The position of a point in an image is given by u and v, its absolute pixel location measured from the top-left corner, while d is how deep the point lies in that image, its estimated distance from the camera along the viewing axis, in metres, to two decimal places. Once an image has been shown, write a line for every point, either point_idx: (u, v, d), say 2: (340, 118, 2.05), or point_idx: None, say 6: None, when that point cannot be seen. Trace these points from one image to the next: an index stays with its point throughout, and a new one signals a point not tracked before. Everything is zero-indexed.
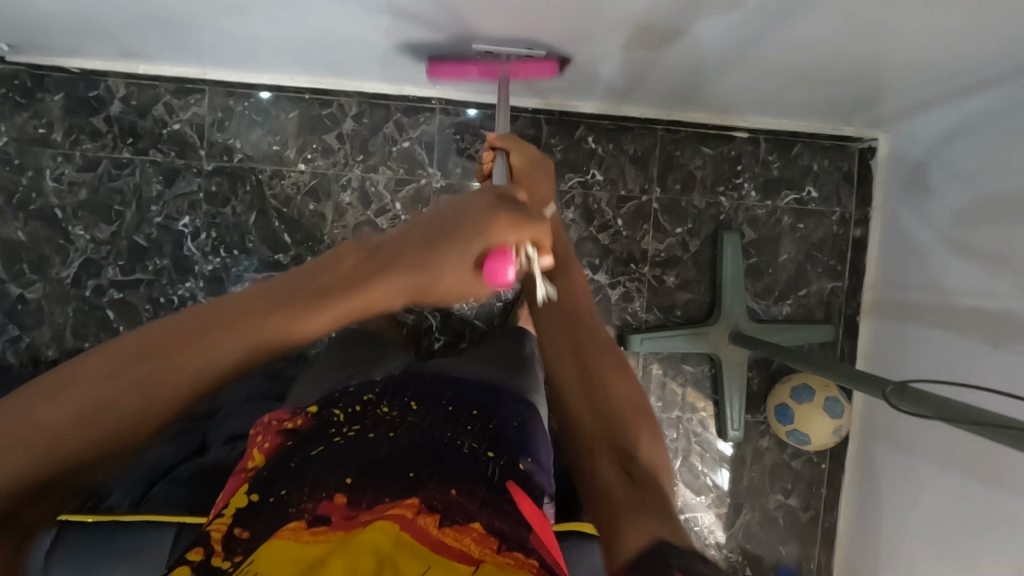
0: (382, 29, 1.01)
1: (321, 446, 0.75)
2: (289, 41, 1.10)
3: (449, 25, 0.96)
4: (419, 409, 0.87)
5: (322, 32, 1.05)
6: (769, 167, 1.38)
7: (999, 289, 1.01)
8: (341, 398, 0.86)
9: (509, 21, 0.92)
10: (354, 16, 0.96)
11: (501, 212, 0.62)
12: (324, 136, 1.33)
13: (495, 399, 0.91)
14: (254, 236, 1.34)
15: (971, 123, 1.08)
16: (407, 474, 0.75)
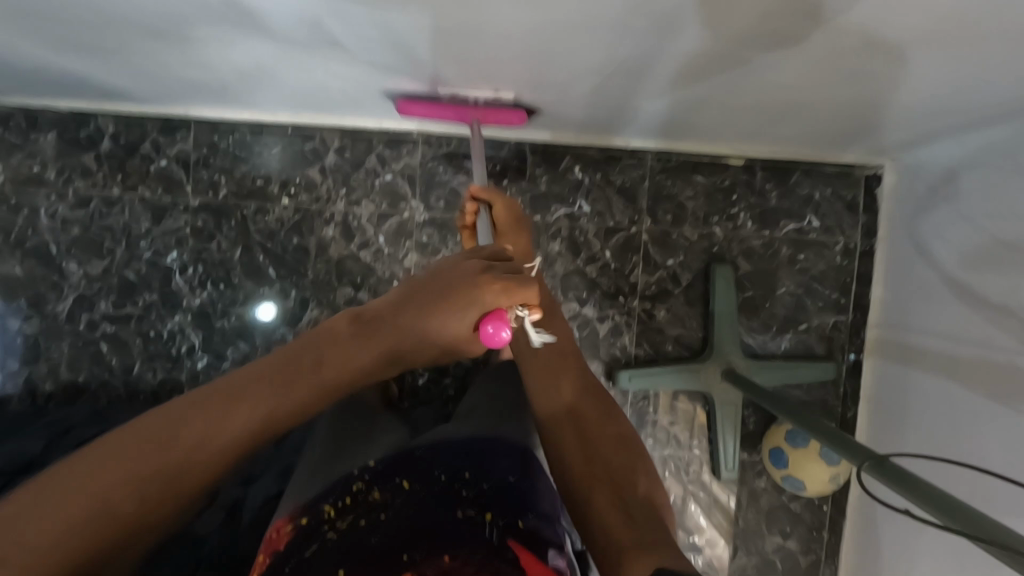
0: (347, 68, 1.00)
1: (313, 546, 0.69)
2: (261, 83, 1.09)
3: (414, 62, 0.94)
4: (412, 486, 0.79)
5: (292, 74, 1.05)
6: (766, 197, 1.31)
7: (1001, 340, 0.94)
8: (329, 490, 0.79)
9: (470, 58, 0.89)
10: (318, 59, 0.95)
11: (495, 279, 0.71)
12: (306, 171, 1.33)
13: (486, 458, 0.84)
14: (239, 270, 1.34)
15: (978, 159, 1.02)
16: (400, 557, 0.66)
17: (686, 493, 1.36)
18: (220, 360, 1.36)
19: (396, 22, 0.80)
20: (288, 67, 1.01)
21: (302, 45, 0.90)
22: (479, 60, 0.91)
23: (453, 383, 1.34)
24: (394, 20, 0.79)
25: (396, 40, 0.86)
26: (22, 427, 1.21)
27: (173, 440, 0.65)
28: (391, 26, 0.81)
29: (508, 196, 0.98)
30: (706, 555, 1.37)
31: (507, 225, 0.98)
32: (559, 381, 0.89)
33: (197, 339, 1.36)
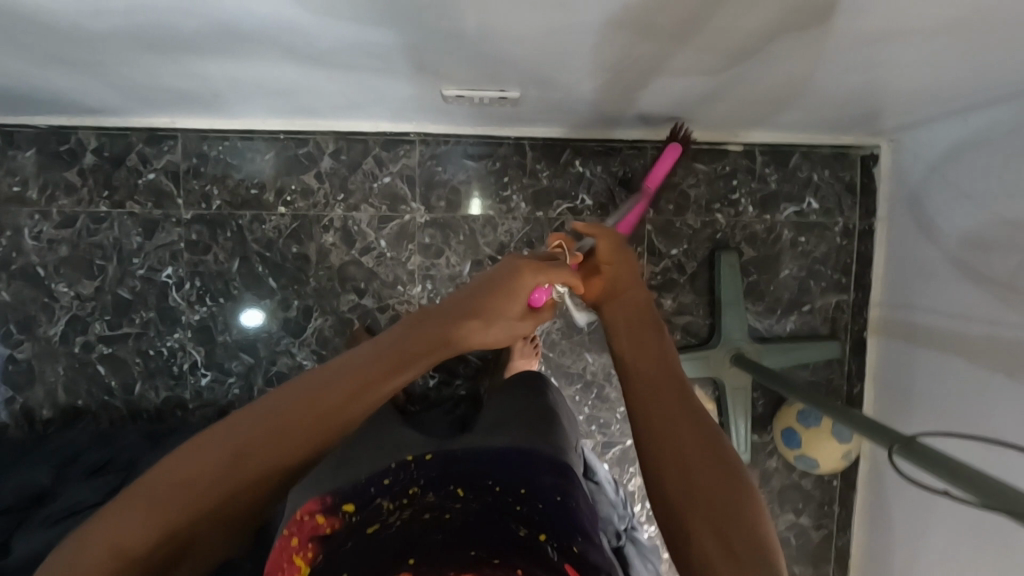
0: (345, 72, 0.97)
1: (374, 526, 0.76)
2: (255, 91, 1.06)
3: (415, 64, 0.92)
4: (465, 496, 0.79)
5: (287, 81, 1.02)
6: (766, 181, 1.32)
7: (1006, 317, 0.97)
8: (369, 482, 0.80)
9: (473, 57, 0.88)
10: (316, 64, 0.93)
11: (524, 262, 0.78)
12: (301, 177, 1.30)
13: (533, 474, 0.80)
14: (238, 282, 1.31)
15: (977, 140, 1.04)
16: (468, 552, 0.74)
17: None
18: (225, 375, 1.33)
19: (403, 24, 0.77)
20: (285, 73, 0.97)
21: (301, 51, 0.87)
22: (484, 59, 0.89)
23: (464, 384, 1.33)
24: (402, 21, 0.76)
25: (401, 43, 0.84)
26: (24, 456, 1.18)
27: (236, 440, 0.63)
28: (397, 28, 0.79)
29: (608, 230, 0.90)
30: None
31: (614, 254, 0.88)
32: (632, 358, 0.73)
33: (199, 355, 1.33)
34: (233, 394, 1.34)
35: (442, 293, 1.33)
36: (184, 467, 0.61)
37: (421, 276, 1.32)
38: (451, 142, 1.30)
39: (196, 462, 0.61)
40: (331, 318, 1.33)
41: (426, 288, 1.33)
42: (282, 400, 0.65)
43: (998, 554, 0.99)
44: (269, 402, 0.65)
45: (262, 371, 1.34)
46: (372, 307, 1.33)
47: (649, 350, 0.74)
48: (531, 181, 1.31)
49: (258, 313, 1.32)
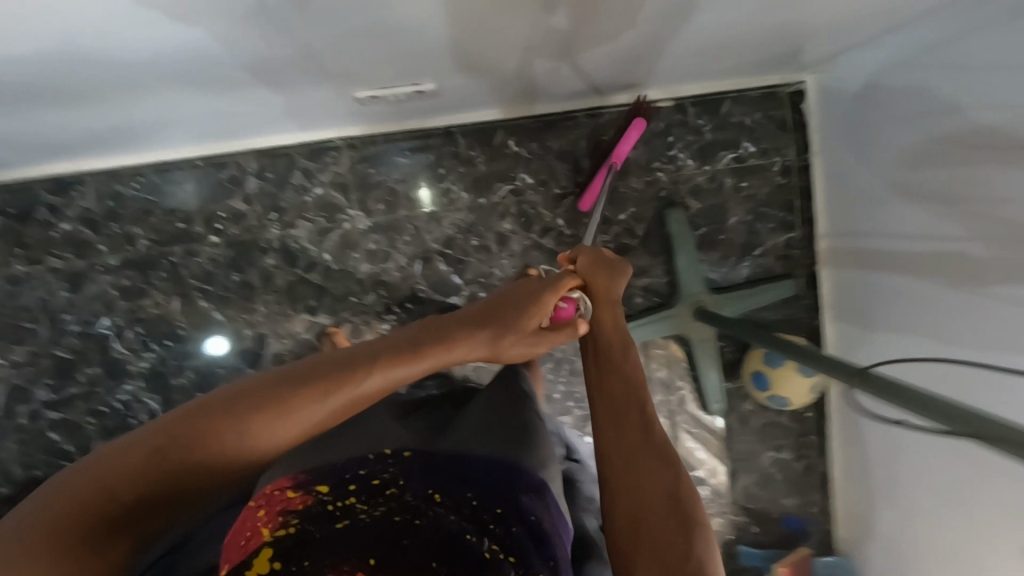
0: (249, 89, 0.91)
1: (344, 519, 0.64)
2: (156, 122, 0.99)
3: (321, 70, 0.87)
4: (445, 500, 0.68)
5: (189, 107, 0.95)
6: (701, 132, 1.32)
7: (947, 233, 0.97)
8: (343, 467, 0.71)
9: (377, 54, 0.84)
10: (215, 84, 0.87)
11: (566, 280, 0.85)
12: (228, 202, 1.23)
13: (512, 492, 0.71)
14: (182, 321, 1.25)
15: (898, 60, 1.03)
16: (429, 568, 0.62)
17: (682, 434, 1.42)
18: None
19: (291, 28, 0.72)
20: (183, 98, 0.90)
21: (196, 72, 0.81)
22: (389, 54, 0.84)
23: None
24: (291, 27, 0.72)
25: (299, 49, 0.79)
26: None
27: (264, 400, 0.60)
28: (290, 35, 0.74)
29: (590, 247, 0.92)
30: (711, 486, 1.44)
31: (595, 269, 0.89)
32: (620, 399, 0.75)
33: (156, 403, 1.27)
34: None
35: (397, 297, 1.29)
36: (230, 405, 0.59)
37: (372, 283, 1.29)
38: (379, 140, 1.25)
39: (221, 424, 0.59)
40: (289, 342, 1.28)
41: (380, 294, 1.29)
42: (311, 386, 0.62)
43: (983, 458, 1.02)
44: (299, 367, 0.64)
45: None
46: (328, 323, 1.29)
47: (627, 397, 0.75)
48: (468, 169, 1.28)
49: (223, 340, 1.26)
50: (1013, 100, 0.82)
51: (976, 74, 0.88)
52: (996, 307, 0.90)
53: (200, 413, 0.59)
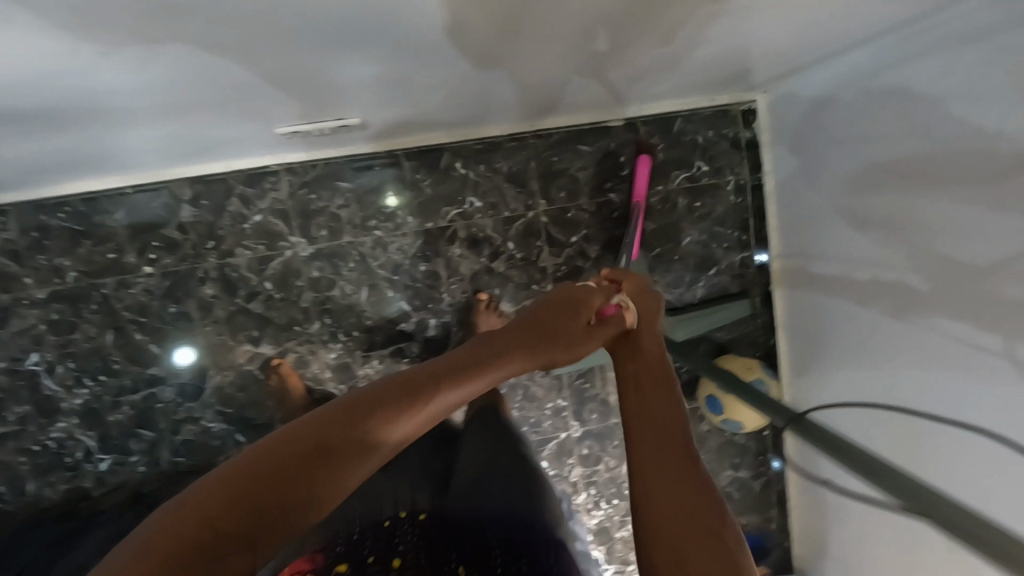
0: (166, 127, 0.87)
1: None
2: (73, 158, 0.94)
3: (240, 108, 0.83)
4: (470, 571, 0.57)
5: (103, 143, 0.91)
6: (653, 152, 1.29)
7: (892, 264, 0.97)
8: (364, 543, 0.59)
9: (297, 95, 0.80)
10: (125, 124, 0.82)
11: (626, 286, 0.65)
12: (162, 231, 1.18)
13: (529, 544, 0.63)
14: (117, 356, 1.20)
15: (842, 87, 1.02)
16: None
17: None
18: (126, 455, 1.23)
19: (198, 77, 0.68)
20: (98, 136, 0.86)
21: (99, 115, 0.76)
22: (308, 94, 0.80)
23: None
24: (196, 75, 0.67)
25: (215, 94, 0.75)
26: None
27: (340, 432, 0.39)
28: (197, 80, 0.69)
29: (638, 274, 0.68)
30: None
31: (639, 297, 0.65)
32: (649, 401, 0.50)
33: (92, 440, 1.22)
34: (139, 473, 1.24)
35: (344, 325, 1.26)
36: (324, 430, 0.39)
37: (317, 311, 1.25)
38: (320, 165, 1.21)
39: (262, 481, 0.36)
40: (231, 374, 1.24)
41: (326, 323, 1.25)
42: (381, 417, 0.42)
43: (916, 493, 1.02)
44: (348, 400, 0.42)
45: (167, 443, 1.24)
46: (271, 353, 1.25)
47: (662, 369, 0.54)
48: (414, 193, 1.24)
49: (192, 350, 1.22)
50: (952, 136, 0.82)
51: (915, 105, 0.88)
52: (934, 338, 0.91)
53: (255, 462, 0.37)
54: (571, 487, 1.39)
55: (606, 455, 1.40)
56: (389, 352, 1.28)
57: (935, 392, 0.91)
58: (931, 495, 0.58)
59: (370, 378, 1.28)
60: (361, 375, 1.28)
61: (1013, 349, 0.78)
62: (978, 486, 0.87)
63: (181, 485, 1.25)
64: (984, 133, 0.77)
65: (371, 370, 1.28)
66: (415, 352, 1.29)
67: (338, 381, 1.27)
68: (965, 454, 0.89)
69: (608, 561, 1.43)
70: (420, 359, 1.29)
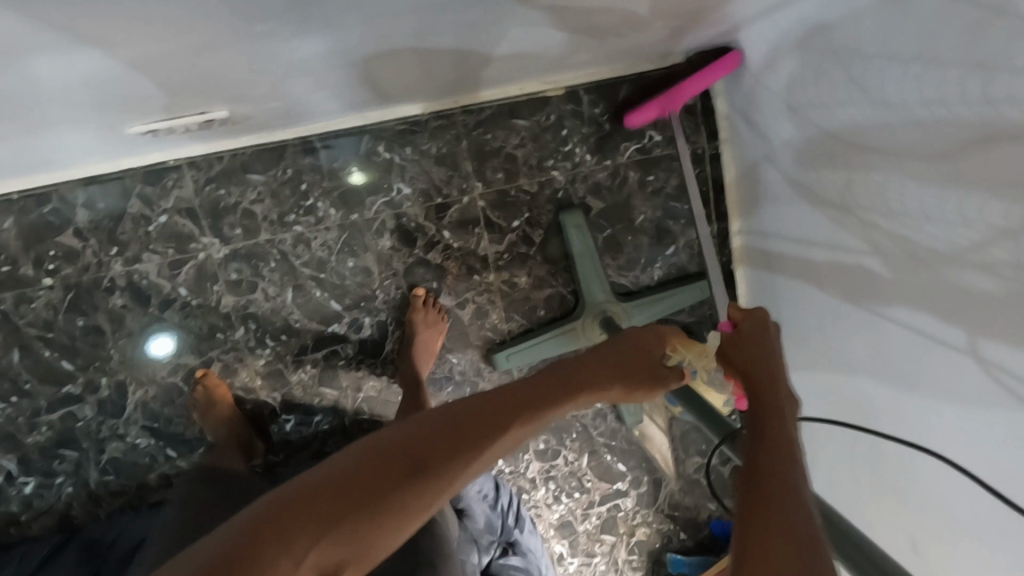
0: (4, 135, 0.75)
1: None
2: None
3: (86, 113, 0.71)
4: None
5: None
6: (598, 122, 1.17)
7: (851, 246, 0.86)
8: None
9: (142, 94, 0.68)
10: None
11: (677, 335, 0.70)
12: (58, 239, 1.08)
13: None
14: (27, 375, 1.12)
15: (791, 45, 0.90)
16: None
17: (599, 447, 1.34)
18: (51, 478, 1.16)
19: None
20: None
21: None
22: (158, 93, 0.68)
23: (324, 419, 1.22)
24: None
25: (33, 99, 0.63)
26: None
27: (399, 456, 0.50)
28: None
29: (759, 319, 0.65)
30: (633, 496, 1.37)
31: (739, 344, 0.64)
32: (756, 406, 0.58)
33: (13, 464, 1.15)
34: (67, 495, 1.17)
35: (271, 329, 1.17)
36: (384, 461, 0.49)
37: (240, 317, 1.15)
38: (227, 157, 1.09)
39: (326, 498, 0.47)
40: (153, 388, 1.16)
41: (250, 328, 1.16)
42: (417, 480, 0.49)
43: (869, 501, 0.94)
44: (389, 436, 0.51)
45: (93, 462, 1.17)
46: (195, 363, 1.16)
47: (774, 394, 0.59)
48: (335, 181, 1.12)
49: (173, 338, 1.15)
50: (906, 100, 0.71)
51: (868, 66, 0.75)
52: (894, 330, 0.81)
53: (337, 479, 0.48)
54: (529, 484, 1.32)
55: (565, 449, 1.32)
56: (322, 355, 1.19)
57: (899, 393, 0.82)
58: (891, 573, 0.49)
59: (304, 384, 1.20)
60: (295, 381, 1.19)
61: (977, 347, 0.69)
62: (941, 493, 0.80)
63: (112, 505, 1.19)
64: (944, 98, 0.66)
65: (305, 374, 1.20)
66: (351, 353, 1.20)
67: (271, 389, 1.19)
68: (930, 460, 0.80)
69: (573, 555, 1.38)
70: (356, 361, 1.21)
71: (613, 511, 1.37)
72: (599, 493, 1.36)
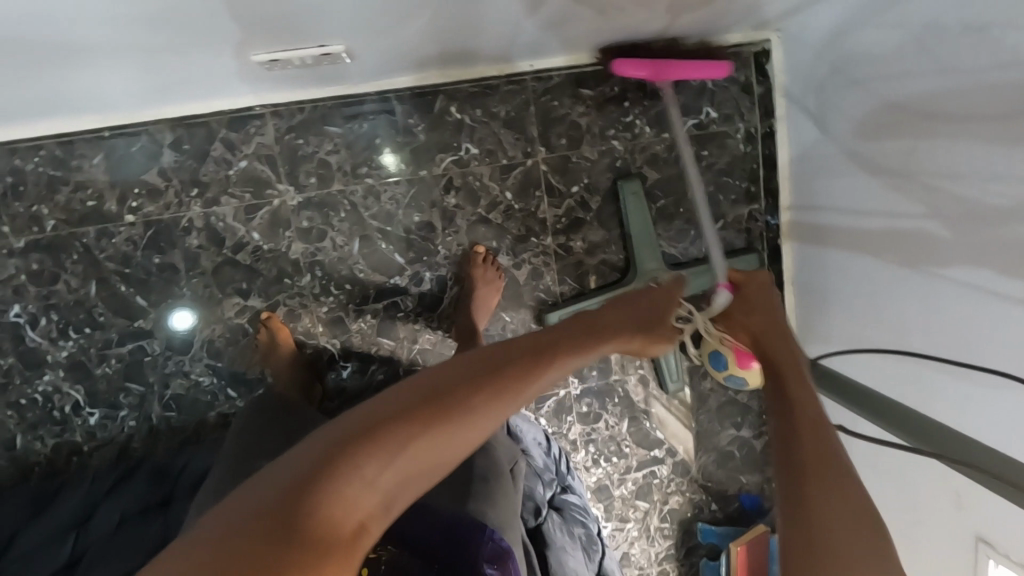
0: (119, 62, 0.79)
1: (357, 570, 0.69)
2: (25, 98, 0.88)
3: (201, 45, 0.76)
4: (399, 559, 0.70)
5: (56, 84, 0.85)
6: (659, 96, 1.23)
7: (911, 210, 0.91)
8: None
9: (261, 28, 0.72)
10: (78, 61, 0.76)
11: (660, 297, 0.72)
12: (144, 177, 1.13)
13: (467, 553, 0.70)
14: (102, 308, 1.17)
15: (857, 21, 0.95)
16: None
17: (639, 414, 1.38)
18: (116, 410, 1.20)
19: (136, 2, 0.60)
20: (44, 75, 0.79)
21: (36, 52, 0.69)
22: (276, 29, 0.73)
23: (380, 369, 1.26)
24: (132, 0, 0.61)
25: (165, 26, 0.67)
26: None
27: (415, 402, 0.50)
28: (136, 16, 0.63)
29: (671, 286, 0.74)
30: (668, 464, 1.42)
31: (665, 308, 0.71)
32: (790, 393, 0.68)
33: (80, 394, 1.19)
34: (129, 428, 1.21)
35: (336, 277, 1.21)
36: (395, 417, 0.49)
37: (307, 264, 1.20)
38: (307, 107, 1.14)
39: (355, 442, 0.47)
40: (220, 328, 1.21)
41: (317, 275, 1.21)
42: (437, 433, 0.49)
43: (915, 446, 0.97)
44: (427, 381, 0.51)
45: (157, 397, 1.21)
46: (261, 306, 1.21)
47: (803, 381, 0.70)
48: (409, 137, 1.18)
49: (191, 315, 1.19)
50: (981, 66, 0.76)
51: (940, 34, 0.81)
52: (952, 287, 0.86)
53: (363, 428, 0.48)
54: (570, 445, 1.36)
55: (607, 413, 1.37)
56: (382, 306, 1.24)
57: (956, 345, 0.86)
58: None
59: (363, 333, 1.24)
60: (355, 330, 1.24)
61: None
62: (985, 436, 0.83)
63: (171, 441, 1.23)
64: (1018, 60, 0.71)
65: (365, 324, 1.25)
66: (410, 307, 1.25)
67: (332, 336, 1.24)
68: (980, 407, 0.83)
69: (607, 519, 1.41)
70: (414, 314, 1.25)
71: (648, 478, 1.41)
72: (636, 459, 1.40)
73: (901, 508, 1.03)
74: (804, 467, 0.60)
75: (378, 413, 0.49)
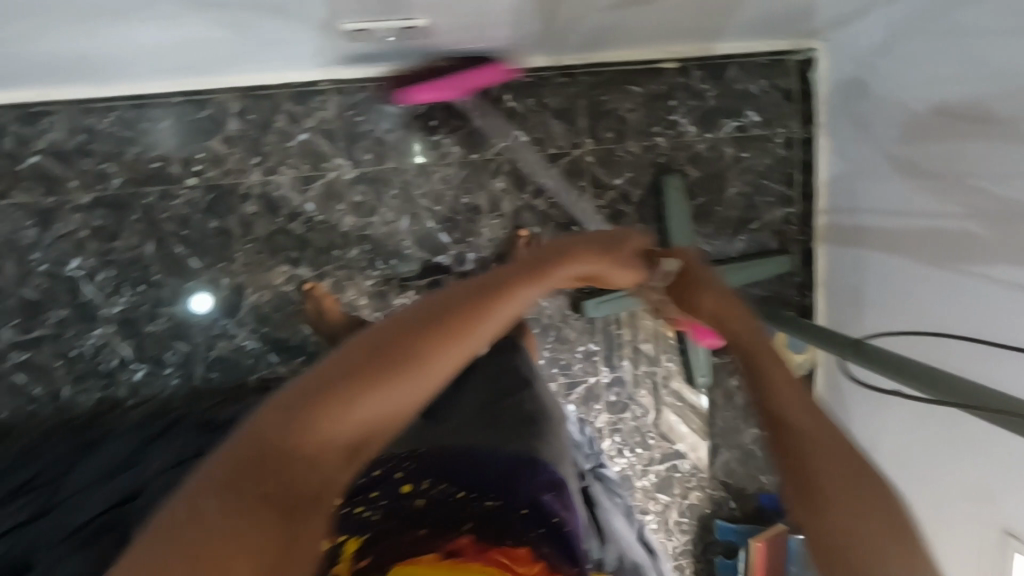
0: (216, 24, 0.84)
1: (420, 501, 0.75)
2: (119, 54, 0.93)
3: (297, 12, 0.81)
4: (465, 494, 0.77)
5: (151, 42, 0.90)
6: (704, 97, 1.27)
7: (952, 210, 0.95)
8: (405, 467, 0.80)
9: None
10: (182, 20, 0.81)
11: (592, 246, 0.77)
12: (209, 143, 1.18)
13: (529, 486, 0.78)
14: (157, 267, 1.20)
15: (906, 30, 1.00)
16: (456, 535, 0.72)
17: (665, 406, 1.41)
18: (160, 368, 1.24)
19: None
20: (146, 31, 0.84)
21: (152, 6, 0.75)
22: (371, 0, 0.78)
23: None
24: None
25: None
26: None
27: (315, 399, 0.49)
28: None
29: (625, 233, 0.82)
30: (690, 458, 1.44)
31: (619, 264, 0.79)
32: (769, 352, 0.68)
33: (128, 349, 1.23)
34: (172, 386, 1.24)
35: (383, 252, 1.25)
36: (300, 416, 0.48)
37: (357, 237, 1.24)
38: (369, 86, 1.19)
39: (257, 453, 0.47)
40: (267, 294, 1.24)
41: (365, 249, 1.25)
42: (361, 401, 0.50)
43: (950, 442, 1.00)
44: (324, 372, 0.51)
45: (201, 358, 1.25)
46: (309, 275, 1.24)
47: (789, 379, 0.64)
48: (464, 121, 1.22)
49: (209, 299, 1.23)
50: None
51: (988, 43, 0.85)
52: (991, 285, 0.89)
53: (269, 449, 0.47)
54: (597, 433, 1.39)
55: (634, 403, 1.39)
56: (425, 283, 1.27)
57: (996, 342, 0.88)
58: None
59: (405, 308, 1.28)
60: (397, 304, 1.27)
61: None
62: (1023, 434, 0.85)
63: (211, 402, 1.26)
64: None
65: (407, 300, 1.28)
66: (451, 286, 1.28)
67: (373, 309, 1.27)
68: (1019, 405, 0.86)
69: None
70: None
71: (670, 471, 1.44)
72: (659, 451, 1.43)
73: (930, 504, 1.05)
74: (790, 433, 0.60)
75: (296, 390, 0.50)
